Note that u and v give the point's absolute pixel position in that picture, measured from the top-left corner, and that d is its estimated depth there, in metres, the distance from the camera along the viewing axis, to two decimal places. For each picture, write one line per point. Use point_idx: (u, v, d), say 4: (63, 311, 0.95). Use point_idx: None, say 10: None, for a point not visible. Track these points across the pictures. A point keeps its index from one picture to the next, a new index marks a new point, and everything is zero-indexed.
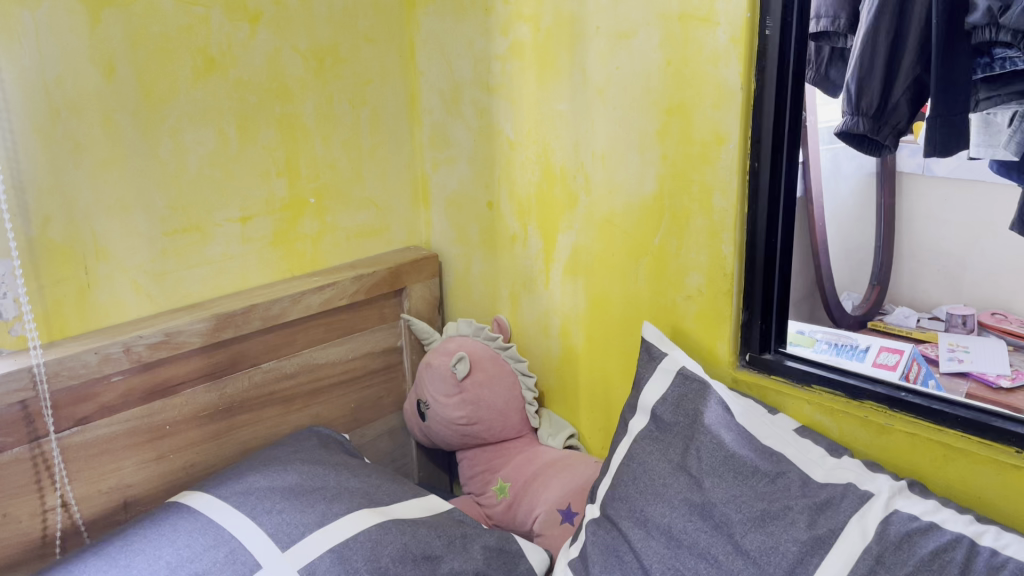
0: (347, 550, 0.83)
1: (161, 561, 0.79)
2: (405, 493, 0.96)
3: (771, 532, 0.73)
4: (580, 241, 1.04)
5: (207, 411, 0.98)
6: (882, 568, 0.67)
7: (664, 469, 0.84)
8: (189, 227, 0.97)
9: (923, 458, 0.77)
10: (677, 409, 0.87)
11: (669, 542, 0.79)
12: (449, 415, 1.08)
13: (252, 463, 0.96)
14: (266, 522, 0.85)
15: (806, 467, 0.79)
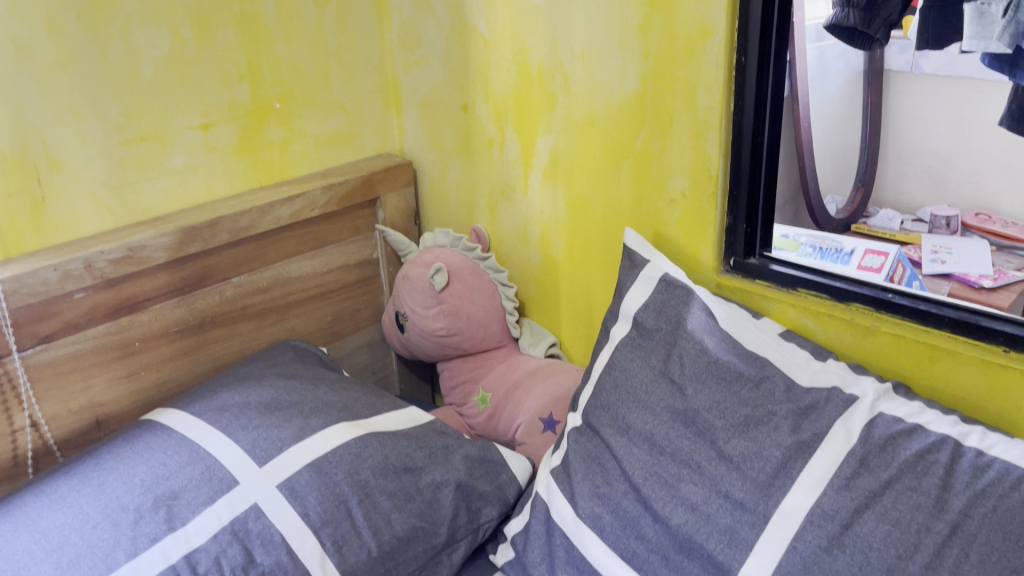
0: (326, 464, 0.83)
1: (136, 479, 0.78)
2: (385, 405, 0.95)
3: (755, 438, 0.73)
4: (559, 144, 1.00)
5: (178, 327, 0.95)
6: (866, 471, 0.67)
7: (646, 376, 0.83)
8: (148, 135, 0.92)
9: (909, 360, 0.76)
10: (660, 315, 0.86)
11: (652, 449, 0.78)
12: (428, 326, 1.06)
13: (227, 378, 0.94)
14: (243, 438, 0.83)
15: (790, 371, 0.78)
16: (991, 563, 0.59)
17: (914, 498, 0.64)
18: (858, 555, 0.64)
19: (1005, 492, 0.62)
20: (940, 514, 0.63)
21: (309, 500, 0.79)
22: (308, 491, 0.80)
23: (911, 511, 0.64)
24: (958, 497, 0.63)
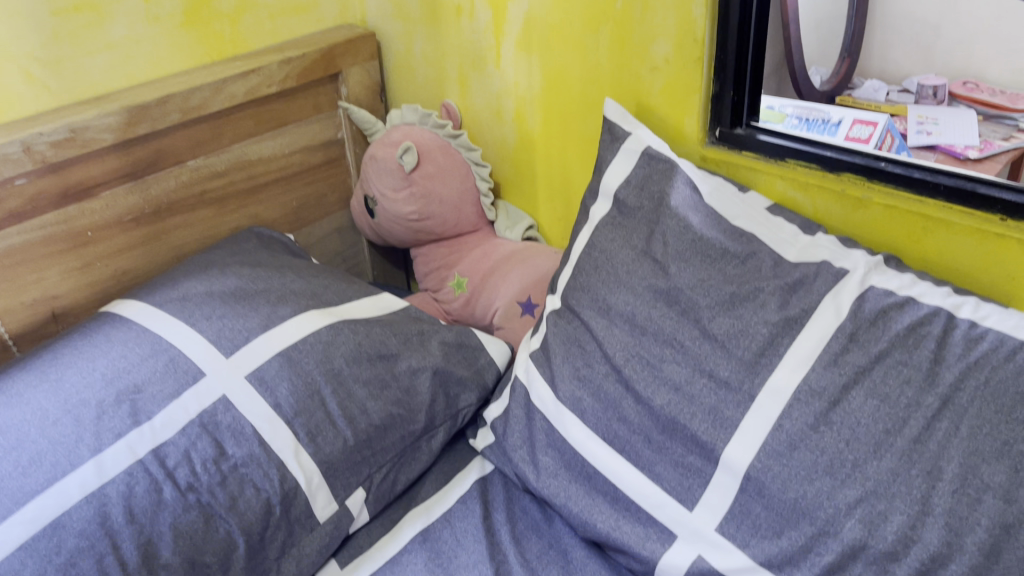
0: (296, 353, 0.79)
1: (96, 374, 0.74)
2: (356, 292, 0.91)
3: (740, 316, 0.70)
4: (533, 9, 0.93)
5: (132, 215, 0.90)
6: (856, 346, 0.65)
7: (627, 255, 0.79)
8: (82, 4, 0.84)
9: (900, 233, 0.73)
10: (641, 192, 0.81)
11: (633, 330, 0.76)
12: (399, 210, 1.01)
13: (189, 267, 0.89)
14: (207, 329, 0.79)
15: (777, 245, 0.74)
16: (982, 435, 0.58)
17: (905, 372, 0.63)
18: (845, 431, 0.63)
19: (999, 363, 0.60)
20: (930, 387, 0.61)
21: (281, 391, 0.77)
22: (279, 382, 0.77)
23: (901, 386, 0.62)
24: (950, 369, 0.62)
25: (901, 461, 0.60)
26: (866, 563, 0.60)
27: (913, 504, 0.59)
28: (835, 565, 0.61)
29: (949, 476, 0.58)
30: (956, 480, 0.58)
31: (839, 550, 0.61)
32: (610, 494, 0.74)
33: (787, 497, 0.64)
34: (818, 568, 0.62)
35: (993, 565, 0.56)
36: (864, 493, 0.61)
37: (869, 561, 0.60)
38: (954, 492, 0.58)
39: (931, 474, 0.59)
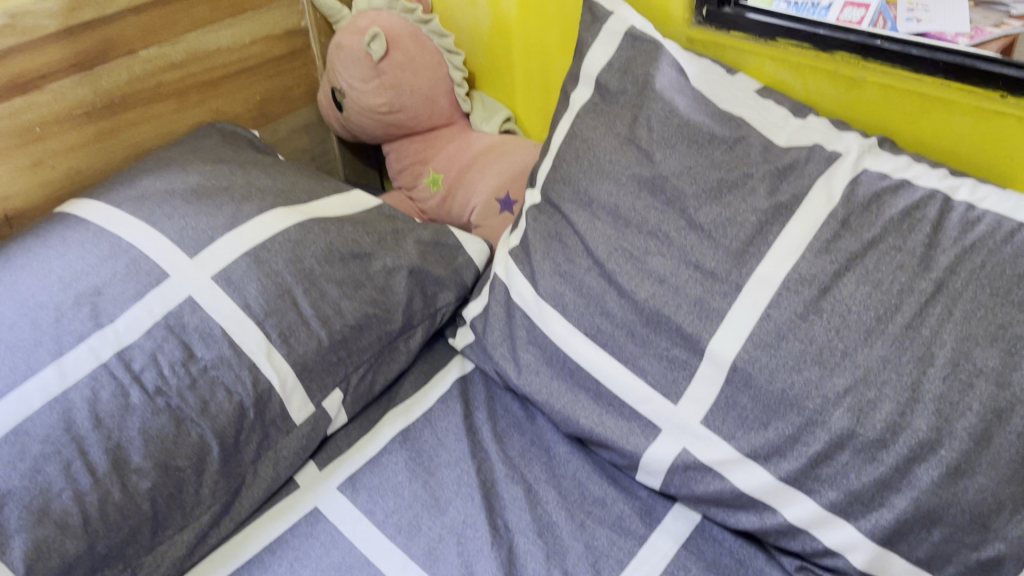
0: (265, 253, 0.76)
1: (52, 276, 0.70)
2: (327, 189, 0.87)
3: (729, 204, 0.67)
4: None
5: (84, 110, 0.84)
6: (848, 232, 0.62)
7: (610, 144, 0.75)
8: None
9: (895, 114, 0.70)
10: (625, 75, 0.77)
11: (617, 223, 0.72)
12: (370, 103, 0.96)
13: (148, 165, 0.85)
14: (169, 229, 0.75)
15: (766, 130, 0.71)
16: (976, 320, 0.57)
17: (898, 258, 0.60)
18: (835, 319, 0.61)
19: (996, 246, 0.58)
20: (925, 272, 0.59)
21: (249, 292, 0.73)
22: (247, 282, 0.74)
23: (894, 272, 0.60)
24: (945, 254, 0.60)
25: (893, 348, 0.58)
26: (853, 451, 0.59)
27: (903, 392, 0.58)
28: (822, 455, 0.60)
29: (941, 363, 0.57)
30: (948, 367, 0.57)
31: (826, 440, 0.60)
32: (593, 389, 0.73)
33: (774, 387, 0.62)
34: (804, 458, 0.61)
35: (982, 450, 0.55)
36: (854, 381, 0.59)
37: (857, 450, 0.59)
38: (946, 378, 0.57)
39: (922, 361, 0.57)
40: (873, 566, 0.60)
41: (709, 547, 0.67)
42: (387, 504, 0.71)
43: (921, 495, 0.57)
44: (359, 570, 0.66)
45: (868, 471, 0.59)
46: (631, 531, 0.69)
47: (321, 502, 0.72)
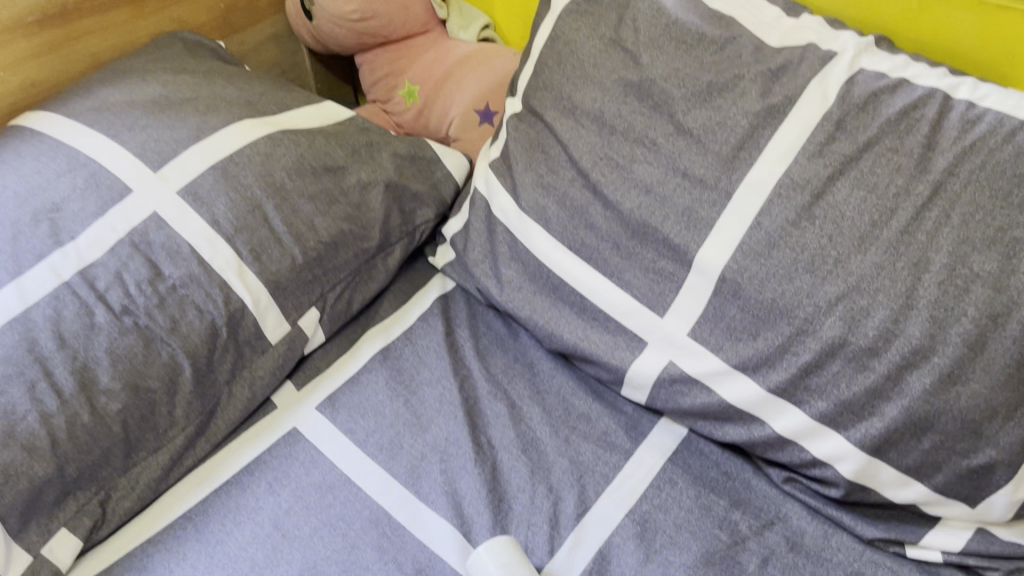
0: (233, 166, 0.72)
1: (7, 192, 0.67)
2: (297, 101, 0.83)
3: (719, 107, 0.64)
4: None
5: (35, 17, 0.79)
6: (843, 135, 0.60)
7: (595, 47, 0.72)
8: None
9: (893, 11, 0.67)
10: None
11: (602, 130, 0.69)
12: (341, 9, 0.90)
13: (106, 75, 0.80)
14: (130, 142, 0.71)
15: (758, 30, 0.67)
16: (974, 223, 0.55)
17: (894, 160, 0.58)
18: (828, 225, 0.58)
19: (997, 146, 0.56)
20: (922, 174, 0.57)
21: (218, 207, 0.70)
22: (215, 197, 0.70)
23: (890, 175, 0.58)
24: (944, 155, 0.57)
25: (887, 254, 0.56)
26: (844, 360, 0.58)
27: (897, 299, 0.56)
28: (812, 365, 0.59)
29: (937, 268, 0.55)
30: (944, 272, 0.55)
31: (817, 350, 0.58)
32: (578, 304, 0.71)
33: (764, 297, 0.60)
34: (794, 369, 0.59)
35: (977, 356, 0.54)
36: (847, 289, 0.57)
37: (848, 359, 0.58)
38: (942, 284, 0.55)
39: (918, 266, 0.56)
40: (861, 475, 0.59)
41: (695, 461, 0.67)
42: (368, 423, 0.70)
43: (913, 403, 0.56)
44: (340, 489, 0.65)
45: (859, 380, 0.57)
46: (617, 446, 0.68)
47: (299, 423, 0.70)
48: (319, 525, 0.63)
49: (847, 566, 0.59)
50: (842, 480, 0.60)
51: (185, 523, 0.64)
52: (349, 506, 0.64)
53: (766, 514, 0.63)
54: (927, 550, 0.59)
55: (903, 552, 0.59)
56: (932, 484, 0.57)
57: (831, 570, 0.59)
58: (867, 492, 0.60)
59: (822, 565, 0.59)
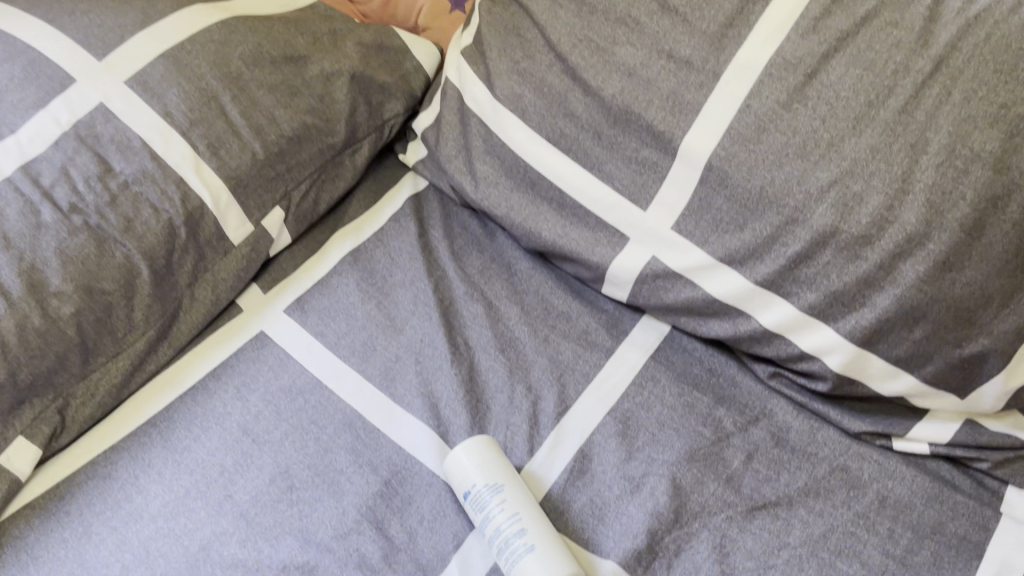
0: (184, 55, 0.67)
1: None
2: None
3: None
4: None
5: None
6: (839, 9, 0.56)
7: None
8: None
9: None
10: None
11: (581, 10, 0.65)
12: None
13: None
14: (70, 28, 0.66)
15: None
16: (976, 101, 0.51)
17: (894, 35, 0.54)
18: (821, 107, 0.55)
19: (1003, 16, 0.52)
20: (923, 50, 0.53)
21: (169, 98, 0.65)
22: (166, 87, 0.65)
23: (889, 50, 0.54)
24: (947, 28, 0.53)
25: (883, 135, 0.53)
26: (836, 250, 0.55)
27: (892, 184, 0.53)
28: (801, 256, 0.56)
29: (935, 149, 0.52)
30: (943, 153, 0.52)
31: (807, 240, 0.56)
32: (557, 199, 0.67)
33: (752, 185, 0.57)
34: (782, 260, 0.57)
35: (974, 242, 0.52)
36: (840, 174, 0.54)
37: (840, 248, 0.55)
38: (940, 166, 0.52)
39: (915, 147, 0.53)
40: (850, 368, 0.57)
41: (678, 358, 0.64)
42: (339, 326, 0.67)
43: (906, 292, 0.53)
44: (311, 393, 0.63)
45: (851, 270, 0.55)
46: (598, 344, 0.65)
47: (267, 326, 0.67)
48: (291, 429, 0.61)
49: (833, 460, 0.58)
50: (830, 374, 0.58)
51: (150, 430, 0.61)
52: (321, 410, 0.62)
53: (751, 410, 0.61)
54: (915, 443, 0.58)
55: (890, 445, 0.58)
56: (922, 375, 0.56)
57: (817, 464, 0.58)
58: (855, 386, 0.58)
59: (808, 459, 0.58)
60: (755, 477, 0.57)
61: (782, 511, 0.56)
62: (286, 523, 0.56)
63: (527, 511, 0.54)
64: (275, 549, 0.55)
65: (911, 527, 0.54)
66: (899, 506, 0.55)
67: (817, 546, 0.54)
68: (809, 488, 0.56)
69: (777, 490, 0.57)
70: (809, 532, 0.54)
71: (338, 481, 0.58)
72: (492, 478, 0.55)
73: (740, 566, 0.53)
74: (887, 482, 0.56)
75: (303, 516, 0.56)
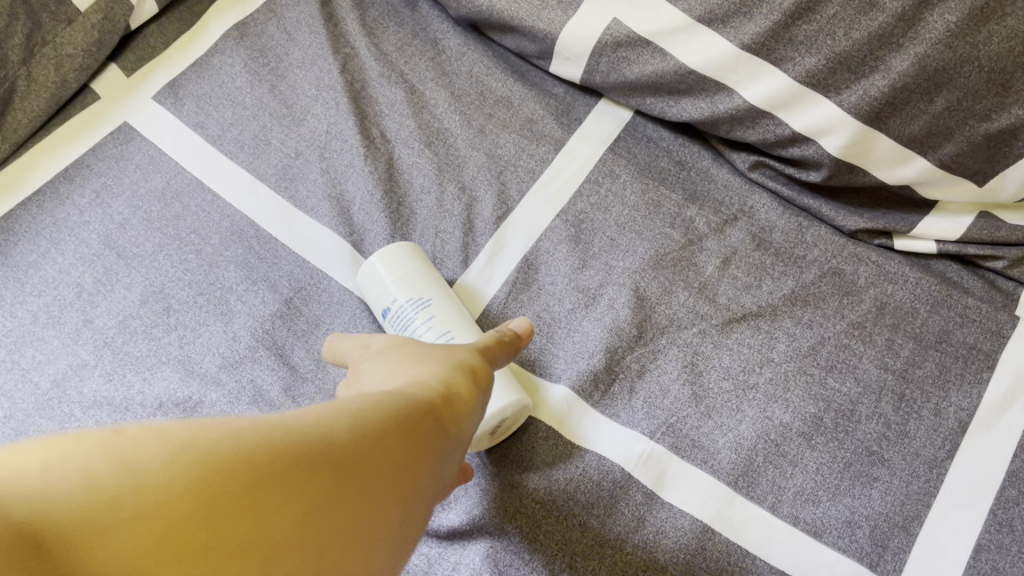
0: None
1: None
2: None
3: None
4: None
5: None
6: None
7: None
8: None
9: None
10: None
11: None
12: None
13: None
14: None
15: None
16: None
17: None
18: None
19: None
20: None
21: None
22: None
23: None
24: None
25: None
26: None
27: None
28: (800, 8, 0.44)
29: None
30: None
31: None
32: None
33: None
34: (776, 15, 0.45)
35: None
36: None
37: None
38: None
39: None
40: (851, 152, 0.47)
41: (641, 150, 0.54)
42: (223, 115, 0.53)
43: (930, 51, 0.42)
44: (191, 197, 0.50)
45: (862, 25, 0.43)
46: (545, 134, 0.54)
47: (132, 116, 0.53)
48: (166, 241, 0.49)
49: (824, 264, 0.49)
50: (827, 160, 0.47)
51: None
52: (203, 218, 0.50)
53: (728, 208, 0.51)
54: (918, 241, 0.49)
55: (890, 244, 0.49)
56: (937, 158, 0.46)
57: (805, 268, 0.48)
58: (855, 175, 0.48)
59: (795, 263, 0.49)
60: (732, 285, 0.48)
61: (765, 323, 0.47)
62: (162, 353, 0.45)
63: (459, 328, 0.44)
64: (149, 384, 0.44)
65: (913, 338, 0.46)
66: (900, 313, 0.47)
67: (805, 362, 0.45)
68: (795, 296, 0.47)
69: (758, 299, 0.47)
70: (796, 347, 0.46)
71: (227, 301, 0.47)
72: (417, 291, 0.45)
73: (715, 388, 0.45)
74: (886, 286, 0.48)
75: (184, 344, 0.46)
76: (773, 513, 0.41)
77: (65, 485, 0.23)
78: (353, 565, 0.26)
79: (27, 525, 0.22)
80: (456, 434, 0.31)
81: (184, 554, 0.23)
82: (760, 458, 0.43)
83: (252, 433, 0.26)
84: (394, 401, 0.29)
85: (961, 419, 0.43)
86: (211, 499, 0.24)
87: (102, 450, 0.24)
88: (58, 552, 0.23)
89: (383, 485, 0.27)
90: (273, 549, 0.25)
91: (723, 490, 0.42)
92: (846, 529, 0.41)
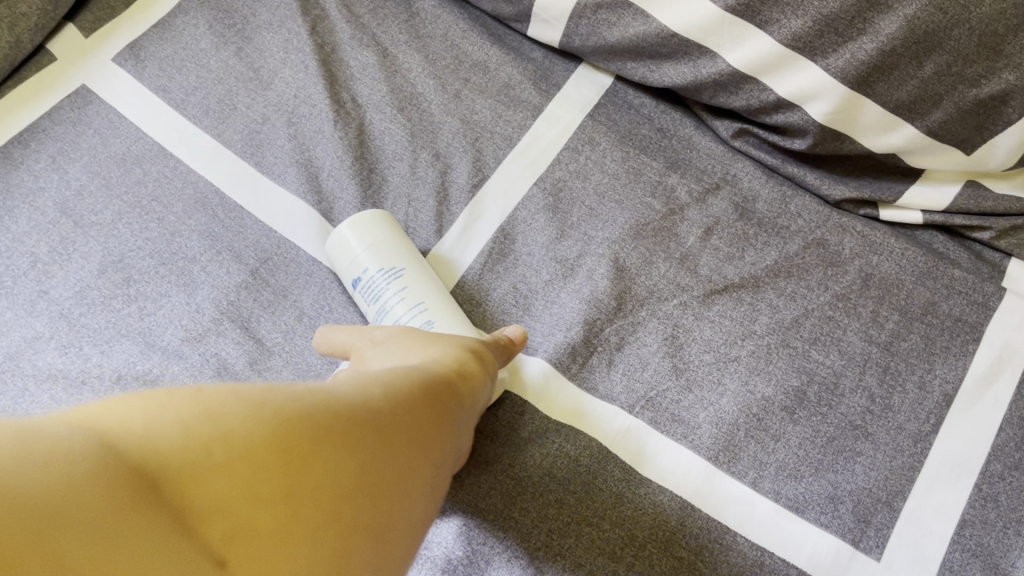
0: None
1: None
2: None
3: None
4: None
5: None
6: None
7: None
8: None
9: None
10: None
11: None
12: None
13: None
14: None
15: None
16: None
17: None
18: None
19: None
20: None
21: None
22: None
23: None
24: None
25: None
26: None
27: None
28: None
29: None
30: None
31: None
32: None
33: None
34: None
35: None
36: None
37: None
38: None
39: None
40: (837, 118, 0.45)
41: (622, 116, 0.52)
42: (186, 78, 0.51)
43: (920, 13, 0.40)
44: (152, 163, 0.48)
45: None
46: (522, 100, 0.52)
47: (89, 78, 0.51)
48: (126, 209, 0.47)
49: (808, 235, 0.47)
50: (812, 127, 0.46)
51: None
52: (165, 184, 0.48)
53: (710, 177, 0.50)
54: (904, 211, 0.48)
55: (875, 214, 0.48)
56: (925, 125, 0.44)
57: (788, 239, 0.47)
58: (841, 142, 0.47)
59: (778, 234, 0.47)
60: (714, 256, 0.47)
61: (748, 295, 0.45)
62: (121, 325, 0.43)
63: (432, 299, 0.42)
64: (107, 357, 0.42)
65: (898, 309, 0.45)
66: (885, 285, 0.46)
67: (788, 334, 0.44)
68: (779, 267, 0.46)
69: (741, 270, 0.46)
70: (779, 319, 0.45)
71: (190, 271, 0.45)
72: (388, 261, 0.43)
73: (696, 361, 0.44)
74: (871, 257, 0.46)
75: (145, 316, 0.44)
76: (755, 489, 0.40)
77: (164, 434, 0.23)
78: (398, 517, 0.28)
79: (135, 464, 0.22)
80: (467, 406, 0.34)
81: (272, 497, 0.24)
82: (741, 432, 0.42)
83: (317, 392, 0.27)
84: (418, 375, 0.32)
85: (946, 392, 0.42)
86: (287, 448, 0.25)
87: (184, 403, 0.24)
88: (165, 494, 0.22)
89: (416, 446, 0.30)
90: (340, 496, 0.26)
91: (703, 465, 0.41)
92: (829, 505, 0.40)
